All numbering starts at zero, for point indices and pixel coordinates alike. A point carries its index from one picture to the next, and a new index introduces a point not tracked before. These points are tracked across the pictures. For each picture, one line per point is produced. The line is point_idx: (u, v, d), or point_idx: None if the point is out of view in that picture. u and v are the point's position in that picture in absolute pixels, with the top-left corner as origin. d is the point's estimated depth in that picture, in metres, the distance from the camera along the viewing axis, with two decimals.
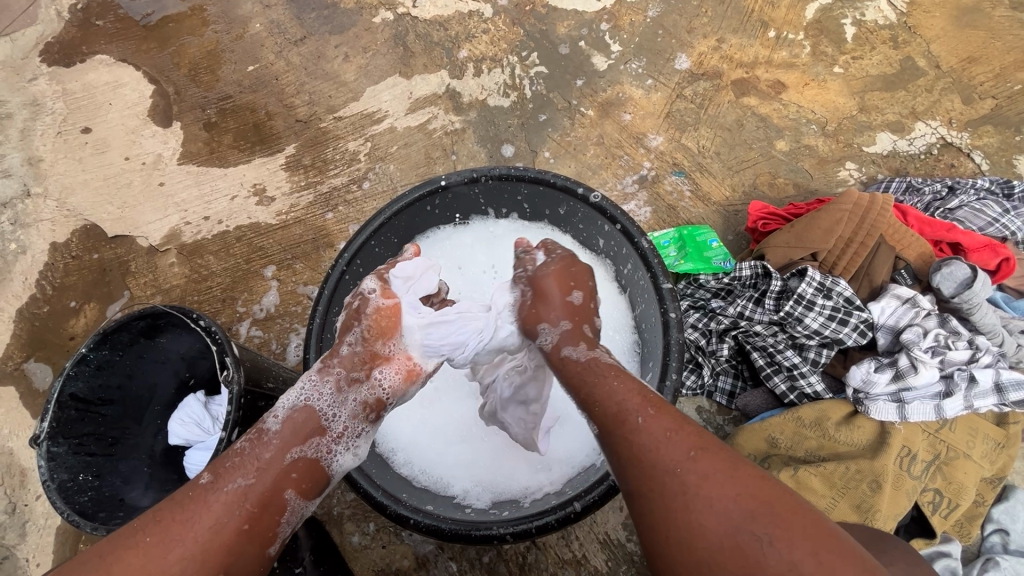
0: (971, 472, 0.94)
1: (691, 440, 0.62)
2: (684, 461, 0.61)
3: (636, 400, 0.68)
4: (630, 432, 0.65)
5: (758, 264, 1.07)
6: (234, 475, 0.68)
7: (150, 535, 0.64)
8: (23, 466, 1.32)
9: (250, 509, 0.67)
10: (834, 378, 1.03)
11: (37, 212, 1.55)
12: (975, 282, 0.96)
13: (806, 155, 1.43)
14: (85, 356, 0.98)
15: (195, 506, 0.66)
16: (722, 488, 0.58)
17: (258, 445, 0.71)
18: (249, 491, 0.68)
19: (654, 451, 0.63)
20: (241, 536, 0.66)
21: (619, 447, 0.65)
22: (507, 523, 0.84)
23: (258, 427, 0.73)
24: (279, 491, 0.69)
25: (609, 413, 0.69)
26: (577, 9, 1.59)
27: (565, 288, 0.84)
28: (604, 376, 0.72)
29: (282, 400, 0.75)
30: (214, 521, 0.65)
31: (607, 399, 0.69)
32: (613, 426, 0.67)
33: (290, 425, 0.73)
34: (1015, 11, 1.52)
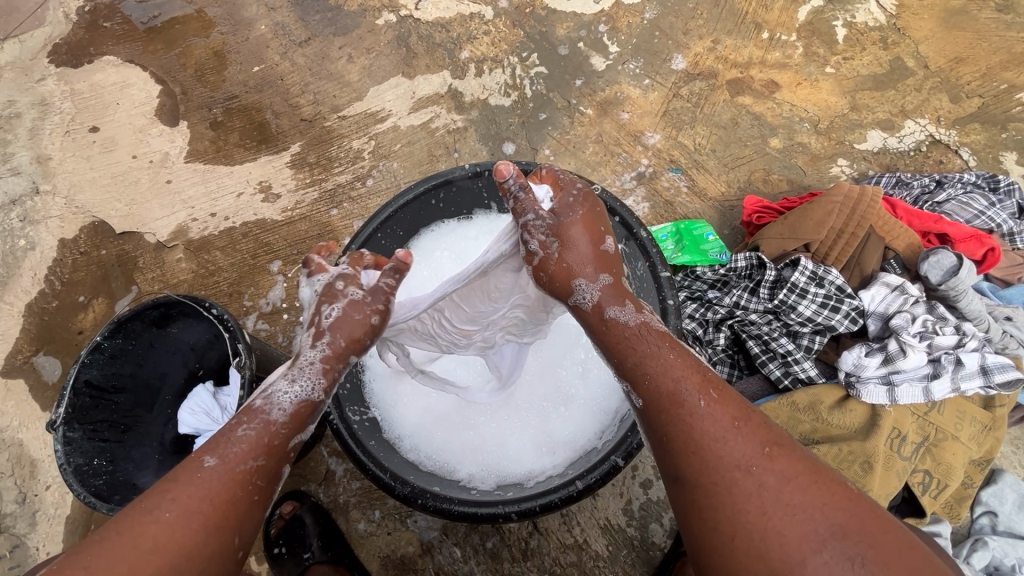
0: (958, 453, 0.97)
1: (758, 437, 0.64)
2: (756, 460, 0.62)
3: (696, 384, 0.67)
4: (691, 417, 0.65)
5: (753, 255, 1.11)
6: (244, 457, 0.66)
7: (168, 511, 0.62)
8: (33, 457, 1.34)
9: (261, 483, 0.67)
10: (827, 364, 1.06)
11: (46, 209, 1.57)
12: (961, 269, 1.00)
13: (799, 153, 1.47)
14: (100, 344, 1.01)
15: (205, 481, 0.64)
16: (801, 494, 0.60)
17: (265, 431, 0.68)
18: (260, 470, 0.67)
19: (725, 444, 0.63)
20: (253, 507, 0.66)
21: (679, 433, 0.65)
22: (512, 502, 0.88)
23: (257, 415, 0.69)
24: (285, 467, 0.70)
25: (662, 392, 0.67)
26: (575, 11, 1.64)
27: (596, 238, 0.77)
28: (653, 352, 0.70)
29: (281, 390, 0.71)
30: (228, 497, 0.64)
31: (661, 374, 0.68)
32: (671, 409, 0.66)
33: (297, 414, 0.71)
34: (1000, 14, 1.57)
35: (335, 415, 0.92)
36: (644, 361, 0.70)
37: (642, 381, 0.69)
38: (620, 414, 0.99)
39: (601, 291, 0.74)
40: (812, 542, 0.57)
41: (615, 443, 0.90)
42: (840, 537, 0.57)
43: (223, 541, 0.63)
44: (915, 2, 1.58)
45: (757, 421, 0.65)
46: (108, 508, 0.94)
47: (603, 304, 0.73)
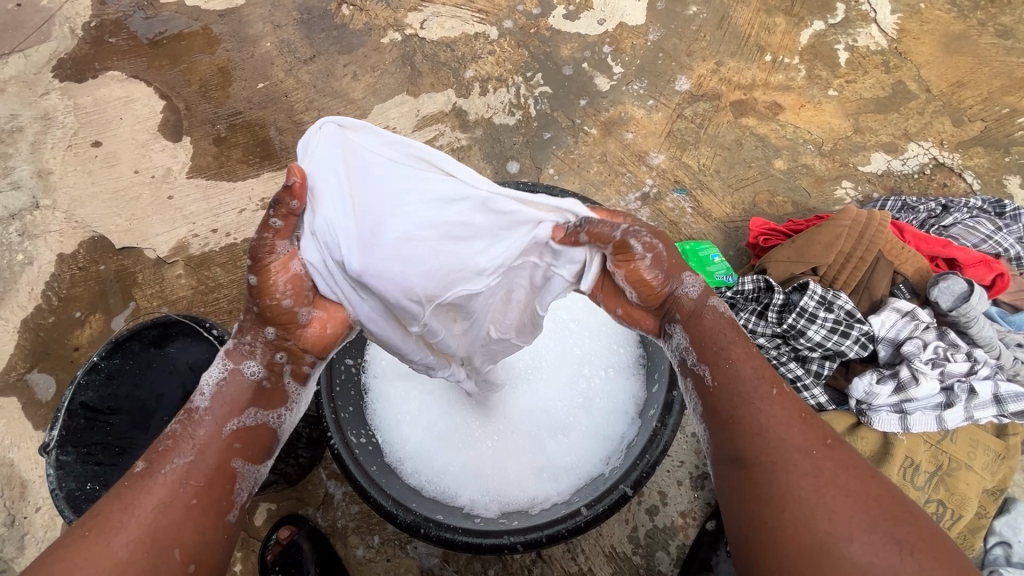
0: (972, 483, 0.95)
1: (811, 433, 0.62)
2: (800, 447, 0.61)
3: (765, 375, 0.67)
4: (745, 400, 0.65)
5: (761, 279, 1.09)
6: (168, 457, 0.65)
7: (89, 529, 0.61)
8: (24, 478, 1.31)
9: (194, 483, 0.65)
10: (837, 390, 1.04)
11: (45, 224, 1.56)
12: (972, 296, 0.99)
13: (804, 174, 1.47)
14: (96, 364, 1.00)
15: (133, 492, 0.63)
16: (845, 489, 0.59)
17: (189, 424, 0.68)
18: (187, 469, 0.65)
19: (779, 431, 0.62)
20: (189, 511, 0.64)
21: (731, 411, 0.66)
22: (518, 532, 0.86)
23: (187, 406, 0.69)
24: (223, 462, 0.67)
25: (734, 377, 0.67)
26: (580, 32, 1.65)
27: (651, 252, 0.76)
28: (730, 345, 0.69)
29: (205, 378, 0.70)
30: (155, 502, 0.63)
31: (717, 363, 0.68)
32: (730, 386, 0.67)
33: (221, 399, 0.69)
34: (1000, 39, 1.58)
35: (336, 439, 0.91)
36: (707, 351, 0.70)
37: (702, 368, 0.69)
38: (626, 440, 0.96)
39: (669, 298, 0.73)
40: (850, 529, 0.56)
41: (623, 471, 0.88)
42: (874, 527, 0.56)
43: (161, 553, 0.61)
44: (916, 27, 1.60)
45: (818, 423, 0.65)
46: None
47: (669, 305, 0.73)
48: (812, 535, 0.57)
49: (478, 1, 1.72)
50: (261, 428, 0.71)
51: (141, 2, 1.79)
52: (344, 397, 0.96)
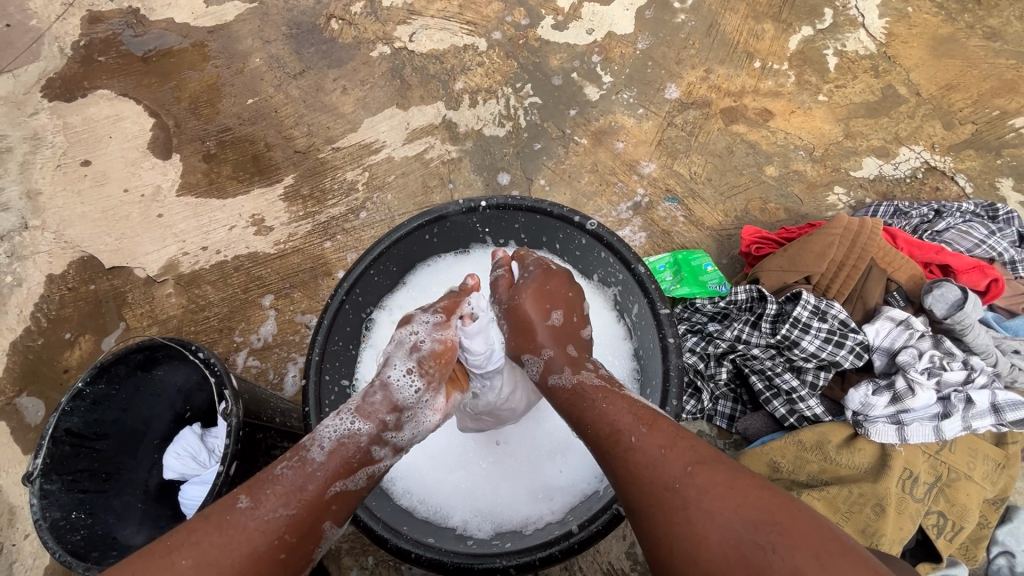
0: (973, 493, 0.93)
1: (687, 455, 0.66)
2: (683, 475, 0.64)
3: (631, 418, 0.71)
4: (626, 451, 0.69)
5: (753, 288, 1.09)
6: (275, 503, 0.68)
7: (186, 558, 0.63)
8: (12, 504, 1.29)
9: (287, 537, 0.68)
10: (832, 401, 1.04)
11: (34, 245, 1.55)
12: (966, 303, 0.97)
13: (795, 181, 1.46)
14: (81, 391, 0.97)
15: (234, 531, 0.66)
16: (725, 503, 0.61)
17: (301, 473, 0.71)
18: (289, 521, 0.68)
19: (652, 466, 0.66)
20: (276, 565, 0.67)
21: (618, 469, 0.69)
22: (511, 555, 0.83)
23: (300, 453, 0.73)
24: (316, 523, 0.70)
25: (601, 422, 0.74)
26: (569, 43, 1.65)
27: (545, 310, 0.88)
28: (604, 396, 0.76)
29: (326, 430, 0.75)
30: (253, 551, 0.65)
31: (600, 419, 0.74)
32: (610, 443, 0.71)
33: (334, 457, 0.73)
34: (988, 41, 1.58)
35: None
36: (582, 408, 0.77)
37: (587, 426, 0.75)
38: None
39: (545, 361, 0.85)
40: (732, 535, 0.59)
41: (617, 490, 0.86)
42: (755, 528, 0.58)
43: None
44: (904, 30, 1.60)
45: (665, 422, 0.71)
46: (85, 567, 0.87)
47: (547, 373, 0.85)
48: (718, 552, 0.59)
49: (466, 13, 1.72)
50: (352, 493, 0.75)
51: (130, 20, 1.79)
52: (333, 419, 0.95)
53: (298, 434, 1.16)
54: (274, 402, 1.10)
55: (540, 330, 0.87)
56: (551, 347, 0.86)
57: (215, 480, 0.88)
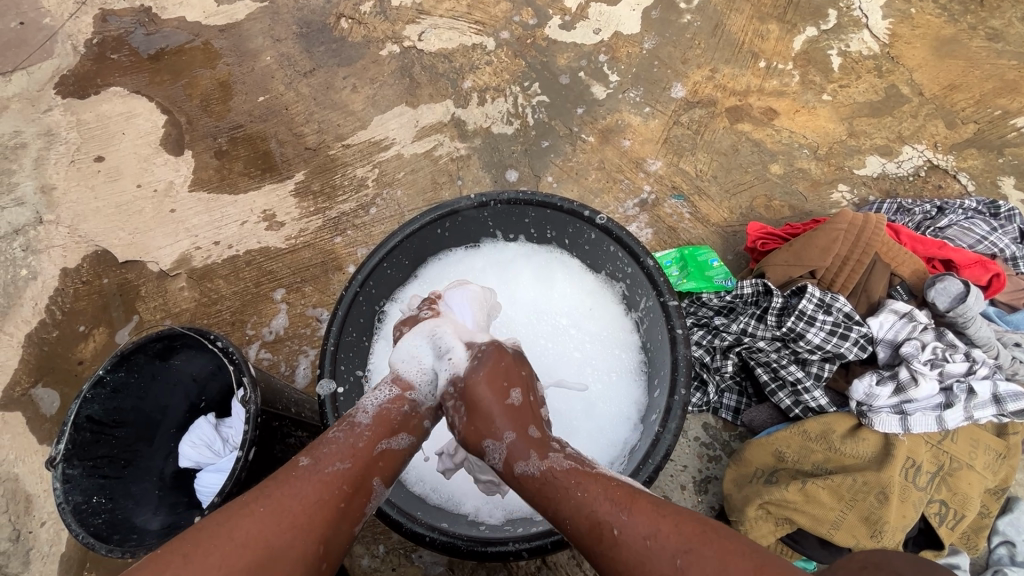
0: (974, 482, 0.95)
1: (674, 540, 0.62)
2: (675, 572, 0.60)
3: (609, 506, 0.67)
4: (613, 548, 0.64)
5: (759, 282, 1.11)
6: (333, 459, 0.73)
7: (263, 505, 0.66)
8: (28, 492, 1.31)
9: (347, 488, 0.71)
10: (837, 392, 1.05)
11: (49, 238, 1.57)
12: (969, 296, 0.99)
13: (800, 178, 1.48)
14: (102, 378, 0.99)
15: (302, 482, 0.69)
16: None
17: (351, 434, 0.75)
18: (346, 474, 0.71)
19: (641, 563, 0.62)
20: (338, 516, 0.69)
21: (610, 570, 0.64)
22: (523, 538, 0.85)
23: (348, 420, 0.78)
24: (369, 478, 0.73)
25: (585, 526, 0.67)
26: (576, 42, 1.67)
27: (503, 392, 0.78)
28: (575, 481, 0.70)
29: (369, 398, 0.80)
30: (319, 496, 0.69)
31: (578, 512, 0.68)
32: (594, 544, 0.66)
33: (380, 419, 0.78)
34: (990, 42, 1.60)
35: None
36: (555, 500, 0.70)
37: (565, 523, 0.69)
38: (629, 447, 0.99)
39: (509, 448, 0.75)
40: None
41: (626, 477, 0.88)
42: None
43: (310, 547, 0.66)
44: (907, 31, 1.62)
45: (642, 503, 0.66)
46: (107, 549, 0.90)
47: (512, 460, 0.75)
48: None
49: (475, 13, 1.74)
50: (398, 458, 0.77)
51: (143, 19, 1.81)
52: (348, 407, 0.96)
53: (312, 424, 1.18)
54: (288, 392, 1.12)
55: (500, 416, 0.77)
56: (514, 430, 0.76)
57: (233, 465, 0.90)
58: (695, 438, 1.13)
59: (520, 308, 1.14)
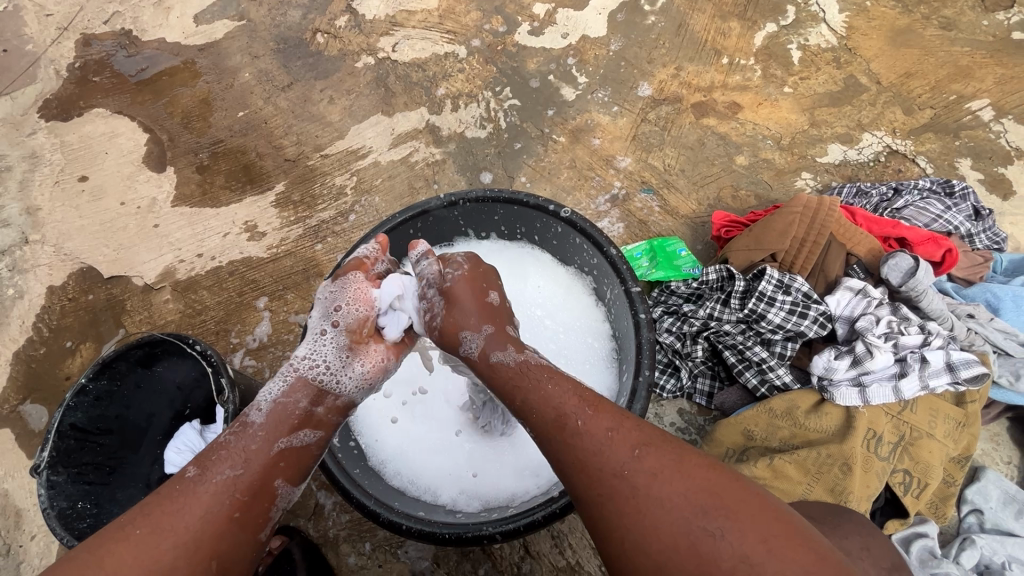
0: (936, 451, 0.98)
1: (636, 438, 0.66)
2: (629, 460, 0.64)
3: (574, 401, 0.71)
4: (574, 437, 0.67)
5: (723, 268, 1.14)
6: (221, 466, 0.70)
7: (139, 528, 0.64)
8: (18, 507, 1.33)
9: (240, 497, 0.69)
10: (801, 370, 1.09)
11: (34, 258, 1.60)
12: (918, 270, 1.03)
13: (765, 168, 1.53)
14: (84, 386, 1.01)
15: (185, 498, 0.67)
16: (674, 488, 0.60)
17: (243, 436, 0.73)
18: (237, 480, 0.70)
19: (599, 451, 0.65)
20: (232, 524, 0.68)
21: (565, 456, 0.67)
22: (498, 522, 0.88)
23: (240, 420, 0.76)
24: (268, 479, 0.72)
25: (549, 416, 0.71)
26: (545, 47, 1.72)
27: (482, 292, 0.87)
28: (548, 381, 0.74)
29: (261, 395, 0.78)
30: (204, 510, 0.66)
31: (545, 406, 0.72)
32: (558, 434, 0.69)
33: (274, 418, 0.75)
34: (944, 31, 1.66)
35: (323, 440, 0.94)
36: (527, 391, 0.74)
37: (532, 412, 0.72)
38: None
39: (486, 340, 0.82)
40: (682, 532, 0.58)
41: None
42: (707, 514, 0.58)
43: (200, 562, 0.64)
44: (863, 24, 1.67)
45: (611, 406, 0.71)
46: None
47: (489, 349, 0.81)
48: (669, 546, 0.58)
49: (446, 23, 1.79)
50: (306, 450, 0.77)
51: (123, 41, 1.86)
52: None
53: None
54: (270, 394, 1.15)
55: (478, 313, 0.85)
56: (490, 324, 0.84)
57: None
58: (670, 423, 1.16)
59: None
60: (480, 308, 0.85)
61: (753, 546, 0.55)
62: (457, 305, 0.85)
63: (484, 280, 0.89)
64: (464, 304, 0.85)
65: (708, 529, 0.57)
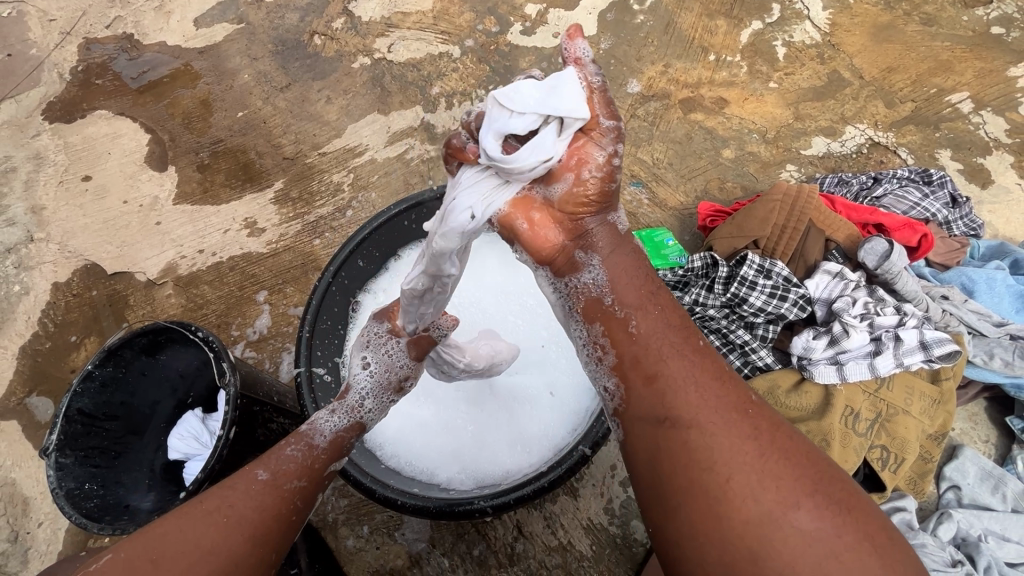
0: (911, 427, 1.02)
1: (750, 393, 0.62)
2: (744, 408, 0.60)
3: (690, 333, 0.66)
4: (693, 359, 0.62)
5: (707, 255, 1.18)
6: (291, 476, 0.71)
7: (223, 518, 0.64)
8: (25, 496, 1.36)
9: (300, 505, 0.71)
10: (783, 352, 1.12)
11: (40, 255, 1.64)
12: (892, 253, 1.07)
13: (751, 161, 1.57)
14: (90, 373, 1.05)
15: (261, 496, 0.67)
16: (785, 447, 0.57)
17: (308, 454, 0.75)
18: (302, 491, 0.71)
19: (714, 385, 0.61)
20: (291, 527, 0.69)
21: (672, 373, 0.61)
22: (489, 496, 0.91)
23: (305, 439, 0.77)
24: (318, 491, 0.75)
25: (659, 334, 0.65)
26: (536, 46, 1.76)
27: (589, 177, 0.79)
28: (657, 297, 0.69)
29: (324, 423, 0.80)
30: (276, 514, 0.67)
31: (659, 319, 0.66)
32: (669, 351, 0.63)
33: (336, 441, 0.79)
34: (924, 27, 1.70)
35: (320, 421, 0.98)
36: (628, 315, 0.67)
37: (641, 320, 0.66)
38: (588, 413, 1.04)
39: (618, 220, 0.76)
40: (792, 490, 0.54)
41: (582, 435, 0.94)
42: (816, 484, 0.55)
43: (263, 556, 0.65)
44: (846, 20, 1.72)
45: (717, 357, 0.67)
46: (99, 526, 0.96)
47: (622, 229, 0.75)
48: (772, 497, 0.54)
49: (440, 24, 1.84)
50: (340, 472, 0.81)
51: (125, 45, 1.90)
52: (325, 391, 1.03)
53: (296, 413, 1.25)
54: (270, 382, 1.18)
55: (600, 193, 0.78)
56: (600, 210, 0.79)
57: (217, 443, 0.97)
58: None
59: (487, 291, 1.21)
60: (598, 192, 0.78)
61: (859, 527, 0.53)
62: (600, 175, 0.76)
63: None
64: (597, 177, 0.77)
65: (812, 507, 0.53)
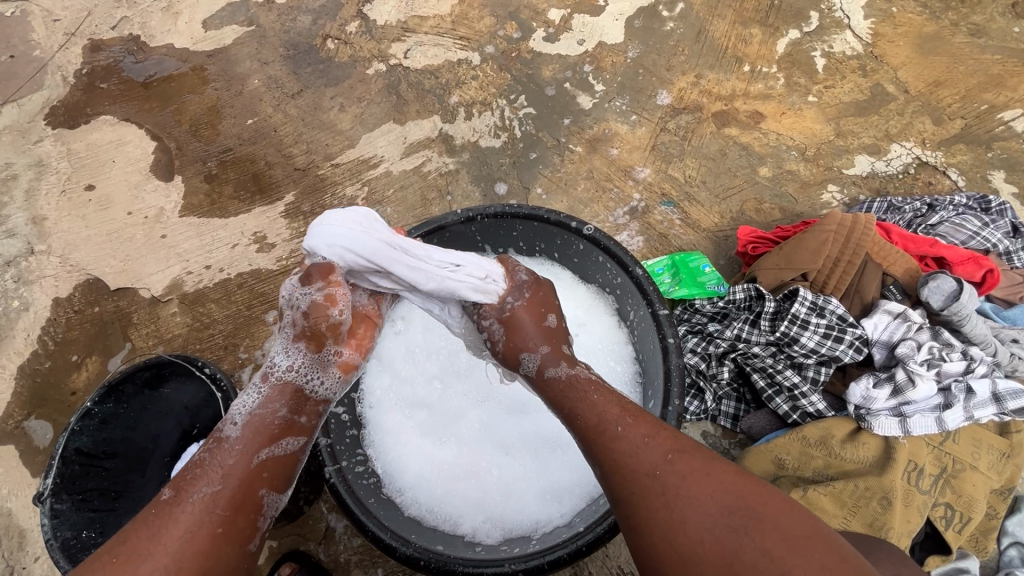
0: (979, 484, 0.94)
1: (669, 445, 0.67)
2: (663, 464, 0.65)
3: (613, 411, 0.73)
4: (612, 440, 0.69)
5: (751, 287, 1.09)
6: (198, 485, 0.69)
7: (120, 556, 0.62)
8: (22, 527, 1.30)
9: (222, 512, 0.68)
10: (835, 396, 1.04)
11: (40, 269, 1.57)
12: (962, 294, 0.99)
13: (789, 180, 1.48)
14: (90, 410, 0.99)
15: (162, 521, 0.65)
16: (702, 488, 0.62)
17: (219, 453, 0.72)
18: (217, 497, 0.68)
19: (634, 455, 0.67)
20: (217, 539, 0.66)
21: (602, 460, 0.69)
22: (519, 559, 0.84)
23: (215, 436, 0.74)
24: (251, 492, 0.70)
25: (591, 424, 0.73)
26: (561, 53, 1.68)
27: (540, 314, 0.86)
28: (589, 395, 0.76)
29: (235, 410, 0.76)
30: (186, 531, 0.65)
31: (586, 411, 0.74)
32: (596, 437, 0.71)
33: (249, 428, 0.74)
34: (973, 38, 1.61)
35: (332, 470, 0.90)
36: (574, 401, 0.77)
37: (576, 419, 0.75)
38: None
39: (543, 357, 0.82)
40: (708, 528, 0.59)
41: None
42: (732, 514, 0.60)
43: None
44: (889, 30, 1.63)
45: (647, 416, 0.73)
46: None
47: (544, 367, 0.82)
48: (694, 539, 0.60)
49: (460, 28, 1.75)
50: (284, 458, 0.75)
51: (131, 47, 1.83)
52: (339, 434, 0.97)
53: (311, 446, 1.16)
54: None
55: (537, 332, 0.85)
56: (545, 344, 0.84)
57: None
58: None
59: None
60: (539, 329, 0.85)
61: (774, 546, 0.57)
62: (514, 324, 0.86)
63: (543, 304, 0.88)
64: (519, 325, 0.85)
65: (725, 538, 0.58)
